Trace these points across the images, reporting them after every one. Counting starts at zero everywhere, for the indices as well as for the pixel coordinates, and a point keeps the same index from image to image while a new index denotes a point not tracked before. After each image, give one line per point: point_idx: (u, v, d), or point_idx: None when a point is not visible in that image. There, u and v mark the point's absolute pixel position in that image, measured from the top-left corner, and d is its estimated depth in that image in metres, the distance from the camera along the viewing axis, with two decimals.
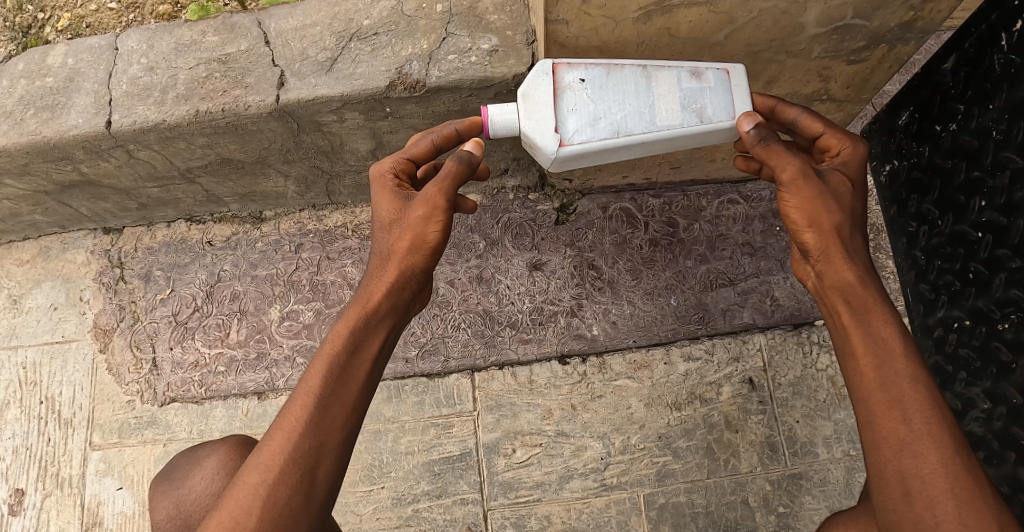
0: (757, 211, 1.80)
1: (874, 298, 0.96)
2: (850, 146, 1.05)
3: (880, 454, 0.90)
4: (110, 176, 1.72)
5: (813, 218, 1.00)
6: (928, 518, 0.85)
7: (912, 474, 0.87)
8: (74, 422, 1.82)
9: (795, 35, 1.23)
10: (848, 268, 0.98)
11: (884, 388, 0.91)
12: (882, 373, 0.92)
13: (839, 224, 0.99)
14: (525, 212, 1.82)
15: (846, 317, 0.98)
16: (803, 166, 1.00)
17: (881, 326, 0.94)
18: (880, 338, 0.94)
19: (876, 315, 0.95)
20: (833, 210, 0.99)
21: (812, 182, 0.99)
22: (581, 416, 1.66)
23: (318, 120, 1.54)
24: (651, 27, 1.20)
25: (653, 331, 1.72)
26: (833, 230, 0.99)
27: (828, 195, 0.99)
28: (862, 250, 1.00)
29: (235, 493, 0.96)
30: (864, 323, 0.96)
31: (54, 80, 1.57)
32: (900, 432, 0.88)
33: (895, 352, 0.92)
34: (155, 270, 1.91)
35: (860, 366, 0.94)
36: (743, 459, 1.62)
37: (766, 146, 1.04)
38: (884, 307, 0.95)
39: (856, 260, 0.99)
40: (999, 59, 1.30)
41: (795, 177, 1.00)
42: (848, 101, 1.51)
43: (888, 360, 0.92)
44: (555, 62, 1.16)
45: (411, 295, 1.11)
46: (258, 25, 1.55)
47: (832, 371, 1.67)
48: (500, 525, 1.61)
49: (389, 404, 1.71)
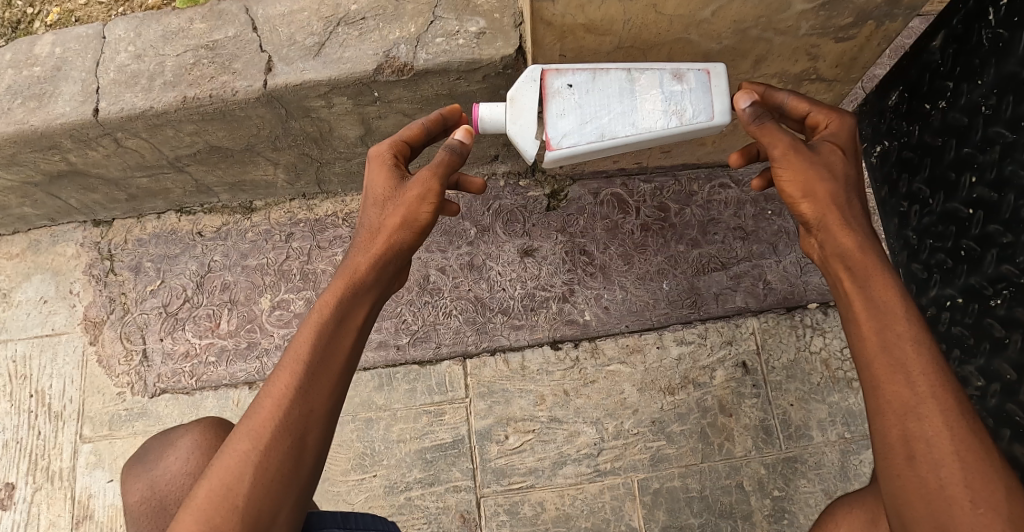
0: (749, 194, 1.79)
1: (874, 262, 0.93)
2: (839, 116, 1.05)
3: (882, 419, 0.87)
4: (99, 166, 1.71)
5: (808, 190, 0.98)
6: (933, 481, 0.82)
7: (916, 437, 0.84)
8: (63, 415, 1.80)
9: (781, 11, 1.22)
10: (846, 234, 0.96)
11: (886, 352, 0.88)
12: (884, 335, 0.89)
13: (834, 192, 0.97)
14: (516, 199, 1.83)
15: (848, 285, 0.95)
16: (794, 141, 0.98)
17: (883, 290, 0.91)
18: (881, 302, 0.91)
19: (877, 280, 0.92)
20: (827, 180, 0.98)
21: (803, 154, 0.98)
22: (574, 402, 1.65)
23: (306, 106, 1.54)
24: (638, 4, 1.18)
25: (645, 316, 1.71)
26: (829, 198, 0.97)
27: (821, 166, 0.98)
28: (862, 216, 0.98)
29: (225, 460, 0.94)
30: (866, 289, 0.93)
31: (41, 69, 1.56)
32: (903, 395, 0.86)
33: (897, 315, 0.89)
34: (145, 261, 1.90)
35: (861, 331, 0.91)
36: (737, 443, 1.61)
37: (758, 125, 1.01)
38: (884, 270, 0.93)
39: (855, 226, 0.96)
40: (987, 34, 1.30)
41: (786, 152, 0.98)
42: (837, 81, 1.50)
43: (889, 323, 0.89)
44: (543, 67, 1.11)
45: (395, 271, 1.10)
46: (246, 11, 1.55)
47: (825, 354, 1.66)
48: (493, 513, 1.60)
49: (381, 392, 1.70)
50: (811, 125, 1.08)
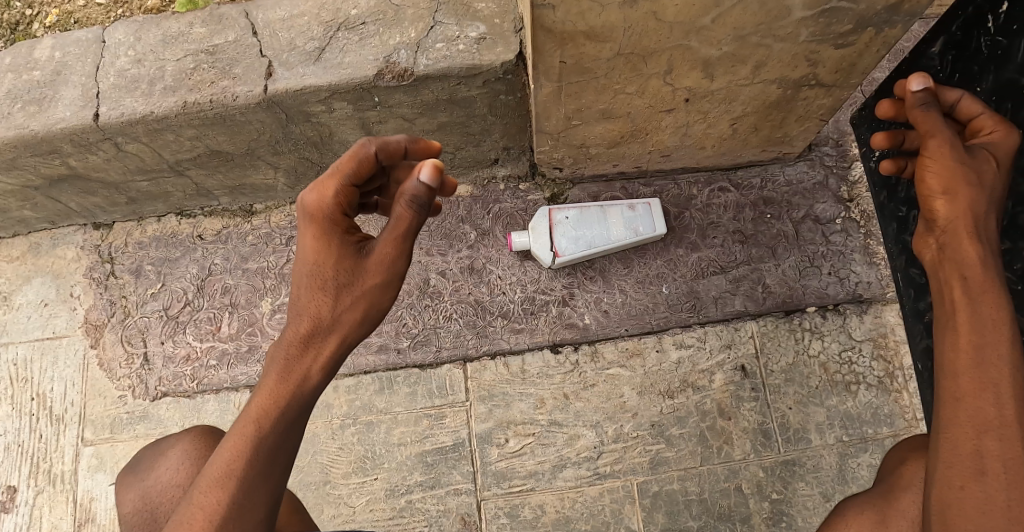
0: (748, 198, 1.80)
1: (992, 281, 1.03)
2: (1004, 130, 1.13)
3: (958, 431, 0.97)
4: (99, 169, 1.71)
5: (947, 186, 1.09)
6: (1001, 499, 0.92)
7: (991, 458, 0.94)
8: (65, 418, 1.80)
9: (781, 18, 1.22)
10: (971, 246, 1.06)
11: (978, 373, 0.98)
12: (980, 353, 0.99)
13: (973, 199, 1.07)
14: (516, 202, 1.83)
15: (959, 305, 1.04)
16: (952, 139, 1.10)
17: (991, 307, 1.01)
18: (987, 319, 1.00)
19: (988, 300, 1.01)
20: (971, 183, 1.07)
21: (956, 152, 1.09)
22: (574, 405, 1.66)
23: (306, 111, 1.54)
24: (638, 12, 1.17)
25: (644, 320, 1.72)
26: (966, 202, 1.08)
27: (967, 169, 1.08)
28: (989, 234, 1.08)
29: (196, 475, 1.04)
30: (975, 307, 1.02)
31: (41, 74, 1.56)
32: (988, 414, 0.96)
33: (999, 335, 0.99)
34: (146, 264, 1.90)
35: (959, 344, 1.01)
36: (736, 446, 1.62)
37: (922, 111, 1.12)
38: (999, 290, 1.02)
39: (982, 244, 1.06)
40: (986, 40, 1.30)
41: (941, 146, 1.09)
42: (836, 87, 1.49)
43: (994, 340, 0.99)
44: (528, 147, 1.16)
45: (381, 313, 1.13)
46: (246, 16, 1.54)
47: (823, 358, 1.67)
48: (493, 516, 1.61)
49: (381, 395, 1.71)
50: (972, 130, 1.16)
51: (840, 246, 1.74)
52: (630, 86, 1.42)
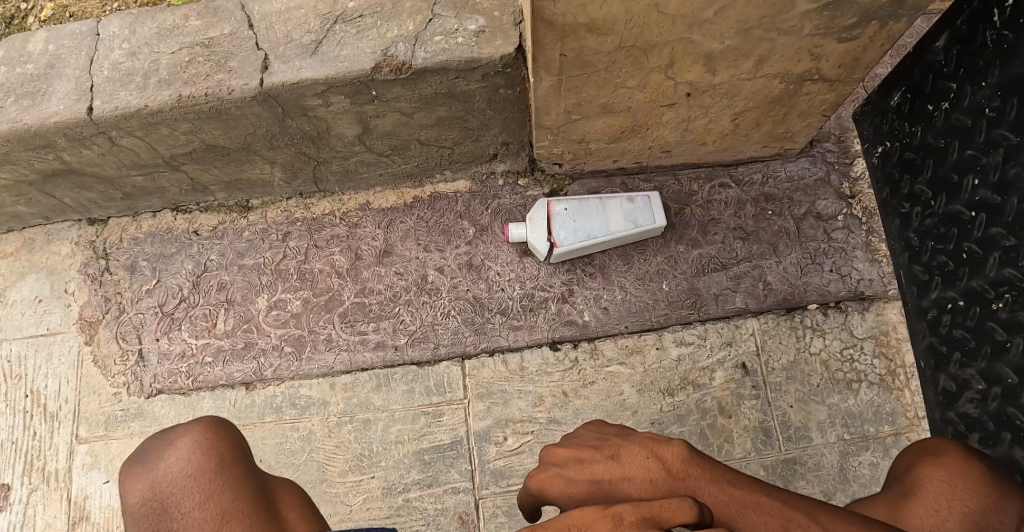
0: (749, 194, 1.78)
1: (710, 474, 0.93)
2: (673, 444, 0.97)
3: None
4: (93, 164, 1.69)
5: (652, 450, 0.98)
6: None
7: None
8: (59, 415, 1.79)
9: (785, 11, 1.20)
10: (683, 452, 0.96)
11: (761, 513, 0.87)
12: (760, 508, 0.88)
13: (677, 453, 0.95)
14: (515, 198, 1.82)
15: (699, 471, 0.93)
16: (645, 443, 1.00)
17: (734, 487, 0.91)
18: (726, 488, 0.91)
19: (732, 480, 0.93)
20: (671, 443, 0.97)
21: (658, 444, 0.98)
22: (573, 403, 1.65)
23: (303, 105, 1.52)
24: (641, 4, 1.16)
25: (645, 317, 1.70)
26: (681, 459, 0.95)
27: (653, 452, 0.97)
28: (710, 460, 0.96)
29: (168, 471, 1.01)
30: (727, 481, 0.92)
31: (34, 67, 1.54)
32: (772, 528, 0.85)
33: (780, 503, 0.89)
34: (141, 260, 1.89)
35: (733, 502, 0.89)
36: (737, 445, 1.60)
37: (604, 438, 1.06)
38: (745, 482, 0.93)
39: (695, 458, 0.95)
40: (992, 35, 1.30)
41: (647, 443, 1.00)
42: (839, 82, 1.47)
43: (755, 500, 0.89)
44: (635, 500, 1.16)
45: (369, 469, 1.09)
46: (241, 8, 1.52)
47: (824, 355, 1.65)
48: (491, 514, 1.59)
49: (379, 392, 1.69)
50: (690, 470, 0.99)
51: (842, 243, 1.73)
52: (631, 80, 1.40)
